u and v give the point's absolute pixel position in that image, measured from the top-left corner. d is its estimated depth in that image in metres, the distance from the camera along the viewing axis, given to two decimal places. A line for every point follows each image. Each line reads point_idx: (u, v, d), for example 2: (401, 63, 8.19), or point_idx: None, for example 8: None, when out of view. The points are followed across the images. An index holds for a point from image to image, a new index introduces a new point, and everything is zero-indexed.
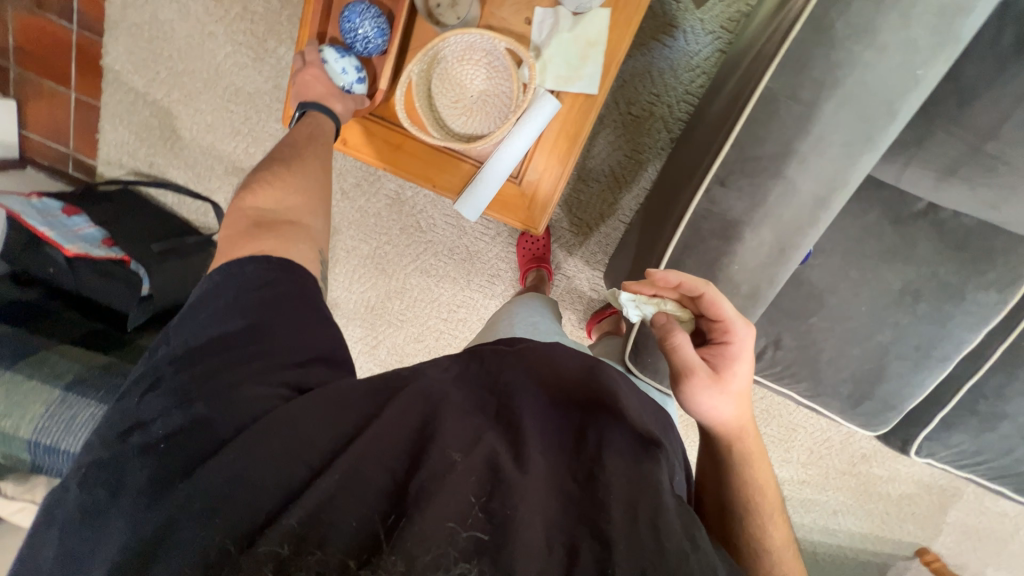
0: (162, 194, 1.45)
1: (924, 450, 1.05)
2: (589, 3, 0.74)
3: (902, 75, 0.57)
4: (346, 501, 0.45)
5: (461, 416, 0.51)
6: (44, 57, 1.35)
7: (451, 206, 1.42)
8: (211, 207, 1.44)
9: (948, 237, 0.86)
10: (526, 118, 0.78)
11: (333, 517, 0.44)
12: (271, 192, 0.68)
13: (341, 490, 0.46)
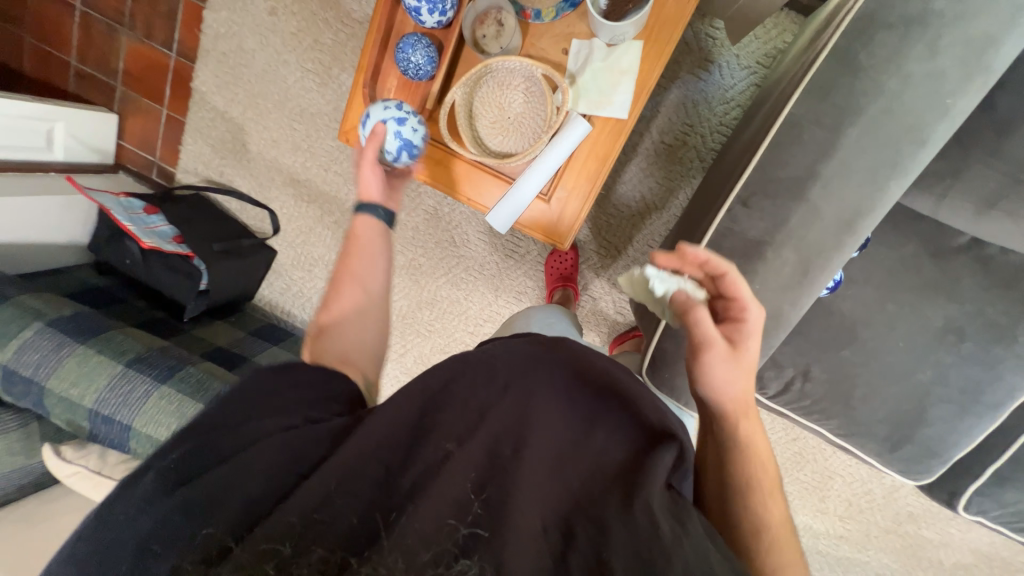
0: (227, 200, 1.61)
1: (974, 506, 0.97)
2: (622, 36, 0.79)
3: (930, 104, 0.58)
4: (347, 495, 0.47)
5: (447, 416, 0.55)
6: (145, 79, 1.56)
7: (485, 224, 1.48)
8: (268, 213, 1.59)
9: (995, 274, 0.82)
10: (558, 139, 0.83)
11: (336, 511, 0.46)
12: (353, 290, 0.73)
13: (342, 484, 0.48)
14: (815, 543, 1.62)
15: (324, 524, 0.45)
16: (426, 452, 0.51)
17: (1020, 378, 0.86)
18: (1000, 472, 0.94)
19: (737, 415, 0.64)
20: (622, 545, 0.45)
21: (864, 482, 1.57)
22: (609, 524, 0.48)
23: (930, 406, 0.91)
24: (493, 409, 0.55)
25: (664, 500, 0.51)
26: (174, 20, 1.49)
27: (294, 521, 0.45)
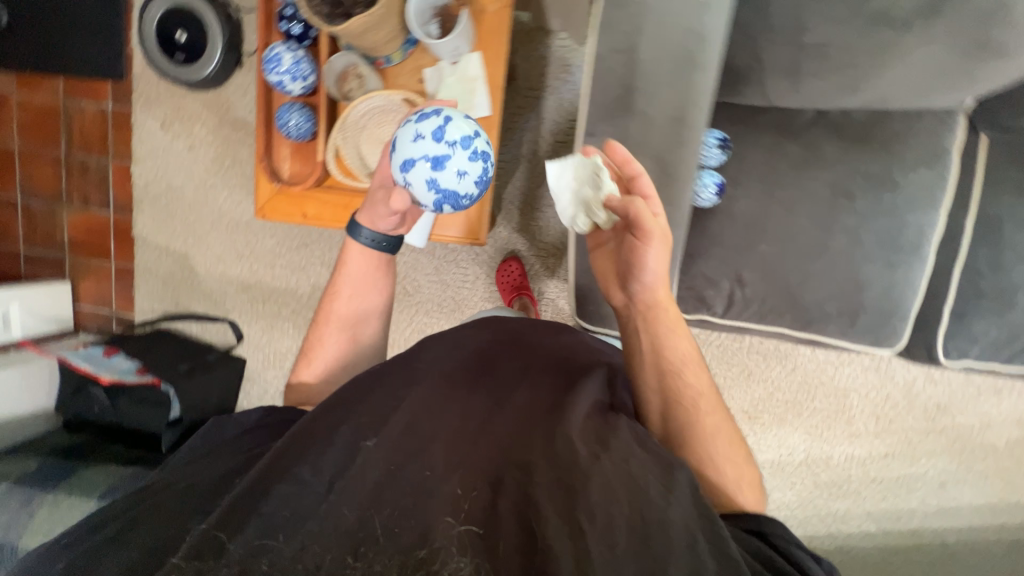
0: (187, 326, 1.66)
1: (954, 351, 0.97)
2: (460, 51, 0.91)
3: (694, 6, 0.69)
4: (298, 503, 0.55)
5: (365, 427, 0.63)
6: (91, 242, 1.67)
7: (430, 265, 1.54)
8: (228, 325, 1.64)
9: (850, 134, 0.91)
10: None
11: (292, 519, 0.53)
12: (352, 301, 0.86)
13: (290, 497, 0.55)
14: (868, 473, 1.58)
15: (284, 532, 0.52)
16: (346, 454, 0.60)
17: (918, 213, 0.92)
18: (956, 309, 0.95)
19: (659, 306, 0.74)
20: (547, 479, 0.58)
21: (885, 393, 1.53)
22: (533, 462, 0.60)
23: (859, 267, 0.94)
24: (410, 411, 0.65)
25: (579, 433, 0.63)
26: (108, 183, 1.63)
27: (263, 536, 0.51)
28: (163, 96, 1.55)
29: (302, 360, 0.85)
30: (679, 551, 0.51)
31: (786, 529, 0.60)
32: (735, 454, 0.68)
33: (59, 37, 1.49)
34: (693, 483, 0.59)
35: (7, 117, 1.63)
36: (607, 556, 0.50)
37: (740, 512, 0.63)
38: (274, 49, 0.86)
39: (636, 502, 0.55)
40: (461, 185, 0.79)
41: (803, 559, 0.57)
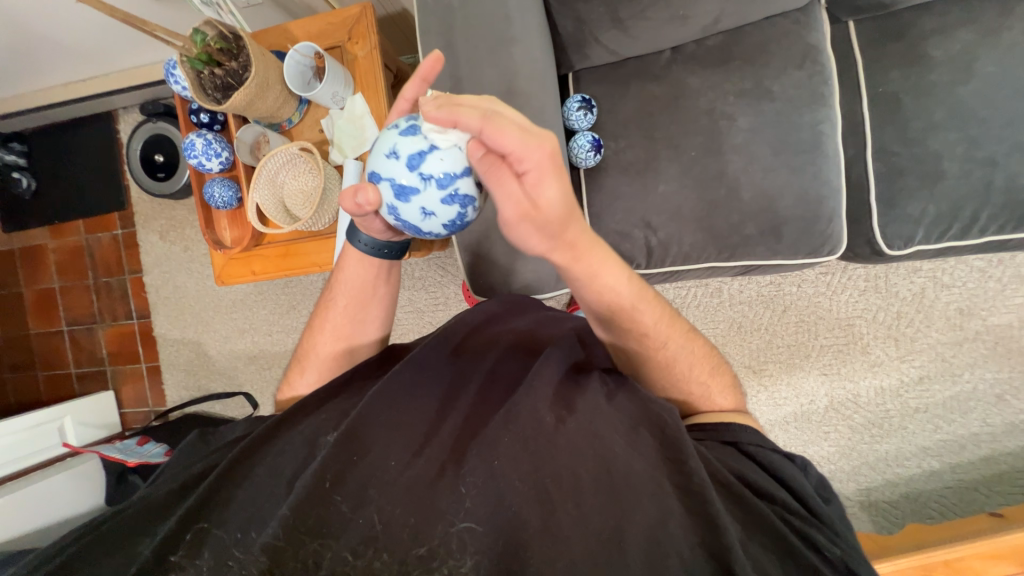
0: (210, 406, 1.71)
1: (896, 237, 0.93)
2: (344, 95, 1.03)
3: None
4: (260, 504, 0.53)
5: (327, 423, 0.60)
6: (124, 348, 1.75)
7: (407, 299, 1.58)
8: (243, 397, 1.66)
9: (707, 62, 0.96)
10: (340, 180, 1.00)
11: (256, 515, 0.52)
12: (345, 316, 0.76)
13: (254, 494, 0.54)
14: (908, 405, 1.37)
15: (252, 537, 0.50)
16: (305, 454, 0.57)
17: (805, 112, 0.94)
18: (882, 195, 0.93)
19: (579, 244, 0.52)
20: (517, 446, 0.53)
21: (894, 311, 1.37)
22: (503, 433, 0.55)
23: (762, 179, 0.94)
24: (367, 404, 0.58)
25: (543, 395, 0.58)
26: (128, 296, 1.73)
27: (232, 549, 0.50)
28: (157, 212, 1.67)
29: (295, 367, 0.77)
30: (647, 498, 0.49)
31: (753, 433, 0.62)
32: (694, 364, 0.69)
33: (69, 184, 1.67)
34: (659, 427, 0.55)
35: (43, 259, 1.75)
36: (576, 513, 0.49)
37: (713, 426, 0.63)
38: (190, 138, 1.01)
39: (601, 457, 0.52)
40: (425, 224, 0.59)
41: (770, 458, 0.59)
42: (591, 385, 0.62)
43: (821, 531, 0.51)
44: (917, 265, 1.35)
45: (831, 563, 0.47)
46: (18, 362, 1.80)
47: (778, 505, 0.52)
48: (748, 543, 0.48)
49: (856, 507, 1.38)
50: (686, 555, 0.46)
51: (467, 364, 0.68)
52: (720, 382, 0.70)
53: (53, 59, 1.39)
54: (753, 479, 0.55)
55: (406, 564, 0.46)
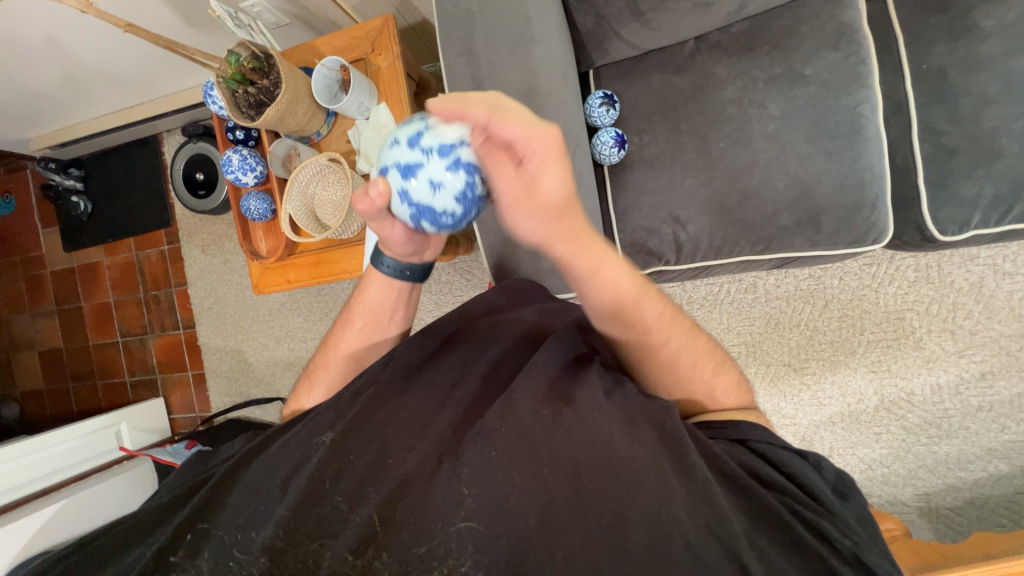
0: (252, 411, 1.77)
1: (948, 222, 0.87)
2: (369, 105, 1.06)
3: None
4: (253, 508, 0.53)
5: (322, 421, 0.60)
6: (172, 358, 1.84)
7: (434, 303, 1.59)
8: (282, 402, 1.72)
9: (734, 50, 0.94)
10: None
11: (255, 516, 0.52)
12: (362, 331, 0.76)
13: (249, 494, 0.54)
14: (969, 403, 1.27)
15: (251, 537, 0.51)
16: (304, 452, 0.57)
17: (843, 95, 0.90)
18: (931, 177, 0.88)
19: (575, 236, 0.53)
20: (513, 439, 0.52)
21: (949, 303, 1.28)
22: (499, 424, 0.54)
23: (797, 168, 0.90)
24: (364, 405, 0.60)
25: (536, 391, 0.57)
26: (175, 308, 1.82)
27: (232, 549, 0.50)
28: (199, 228, 1.76)
29: (305, 382, 0.76)
30: (648, 484, 0.50)
31: (764, 430, 0.59)
32: (698, 366, 0.65)
33: (122, 205, 1.79)
34: (660, 424, 0.54)
35: (99, 276, 1.87)
36: (576, 500, 0.49)
37: (717, 422, 0.61)
38: (227, 154, 1.06)
39: (600, 445, 0.52)
40: (436, 201, 0.60)
41: (781, 456, 0.57)
42: (593, 368, 0.61)
43: (833, 523, 0.51)
44: (974, 253, 1.26)
45: (841, 555, 0.48)
46: (79, 372, 1.92)
47: (784, 496, 0.52)
48: (753, 533, 0.49)
49: (915, 514, 1.28)
50: (690, 538, 0.47)
51: (462, 358, 0.66)
52: (724, 380, 0.66)
53: (105, 88, 1.48)
54: (765, 475, 0.54)
55: (406, 564, 0.46)
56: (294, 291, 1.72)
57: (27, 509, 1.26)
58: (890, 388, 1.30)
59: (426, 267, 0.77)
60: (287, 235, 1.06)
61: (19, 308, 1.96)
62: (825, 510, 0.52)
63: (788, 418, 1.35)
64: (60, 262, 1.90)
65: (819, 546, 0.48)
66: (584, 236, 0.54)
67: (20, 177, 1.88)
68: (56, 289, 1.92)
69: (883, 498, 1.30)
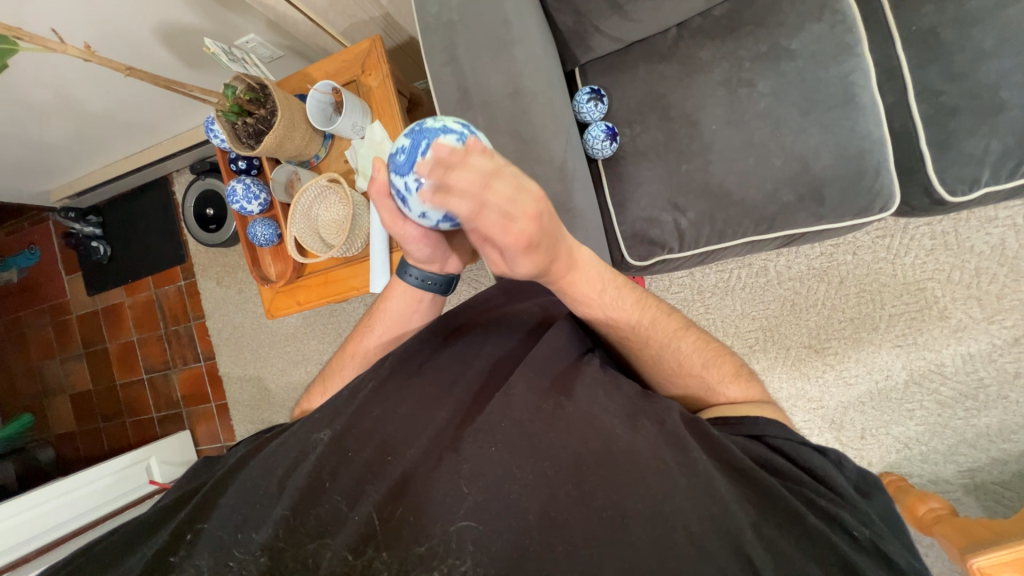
0: None
1: (954, 182, 0.86)
2: (362, 124, 1.08)
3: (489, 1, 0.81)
4: (252, 506, 0.53)
5: (319, 421, 0.61)
6: (194, 390, 1.87)
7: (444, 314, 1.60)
8: None
9: (718, 34, 0.94)
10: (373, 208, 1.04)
11: (252, 515, 0.52)
12: (374, 330, 0.77)
13: (246, 493, 0.55)
14: (1005, 370, 1.21)
15: (251, 537, 0.51)
16: (305, 451, 0.57)
17: (832, 65, 0.89)
18: (934, 138, 0.86)
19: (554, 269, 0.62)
20: (513, 433, 0.53)
21: (971, 269, 1.23)
22: (500, 418, 0.55)
23: (793, 142, 0.89)
24: (363, 401, 0.61)
25: (536, 385, 0.58)
26: (195, 341, 1.87)
27: (232, 549, 0.50)
28: (212, 261, 1.81)
29: (318, 385, 0.78)
30: (651, 475, 0.50)
31: (779, 426, 0.58)
32: (683, 362, 0.68)
33: (139, 245, 1.86)
34: (660, 418, 0.56)
35: (122, 316, 1.94)
36: (575, 493, 0.49)
37: (733, 419, 0.60)
38: (232, 184, 1.09)
39: (599, 435, 0.53)
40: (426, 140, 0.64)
41: (806, 454, 0.55)
42: (592, 363, 0.64)
43: (852, 513, 0.50)
44: (991, 214, 1.22)
45: (858, 544, 0.47)
46: (109, 411, 1.98)
47: (798, 486, 0.51)
48: (760, 524, 0.48)
49: (960, 492, 1.22)
50: (693, 530, 0.46)
51: (459, 351, 0.67)
52: (719, 372, 0.67)
53: (115, 134, 1.55)
54: (778, 464, 0.53)
55: (406, 565, 0.45)
56: (307, 314, 1.74)
57: (64, 550, 1.27)
58: (918, 361, 1.25)
59: (450, 279, 0.76)
60: (295, 258, 1.09)
61: (49, 353, 2.03)
62: (844, 501, 0.51)
63: (814, 401, 1.31)
64: (85, 306, 1.97)
65: (836, 536, 0.47)
66: (566, 258, 0.61)
67: (43, 228, 1.97)
68: (83, 332, 1.98)
69: (925, 477, 1.25)
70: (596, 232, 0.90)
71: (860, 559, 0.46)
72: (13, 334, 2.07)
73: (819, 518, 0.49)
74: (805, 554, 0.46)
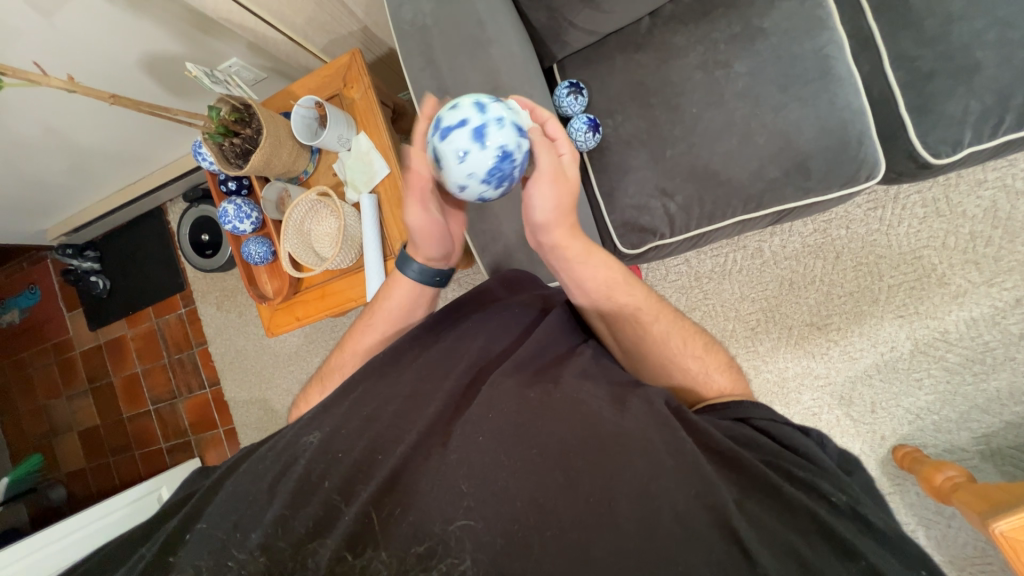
0: None
1: (936, 144, 0.87)
2: (348, 136, 1.09)
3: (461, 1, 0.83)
4: (242, 511, 0.53)
5: (310, 423, 0.61)
6: (201, 417, 1.86)
7: None
8: None
9: (691, 19, 0.96)
10: (365, 219, 1.06)
11: (244, 519, 0.52)
12: (368, 331, 0.78)
13: (236, 499, 0.54)
14: (1010, 332, 1.19)
15: (242, 541, 0.50)
16: (295, 452, 0.57)
17: (806, 40, 0.90)
18: (913, 104, 0.87)
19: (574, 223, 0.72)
20: (501, 423, 0.53)
21: (966, 233, 1.23)
22: (488, 410, 0.55)
23: (774, 119, 0.89)
24: (354, 401, 0.61)
25: (524, 378, 0.60)
26: (199, 367, 1.86)
27: (231, 550, 0.49)
28: (212, 286, 1.82)
29: (312, 386, 0.78)
30: (637, 457, 0.50)
31: (764, 409, 0.63)
32: (688, 337, 0.72)
33: (139, 277, 1.87)
34: (649, 401, 0.58)
35: (125, 349, 1.94)
36: (562, 477, 0.49)
37: (721, 405, 0.64)
38: (224, 206, 1.10)
39: (586, 420, 0.54)
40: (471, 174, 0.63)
41: (785, 432, 0.59)
42: (583, 353, 0.66)
43: (833, 484, 0.53)
44: (980, 175, 1.22)
45: (838, 509, 0.50)
46: (117, 446, 1.96)
47: (780, 463, 0.54)
48: (744, 502, 0.50)
49: (977, 459, 1.20)
50: (680, 509, 0.47)
51: (445, 346, 0.67)
52: (714, 359, 0.71)
53: (108, 168, 1.57)
54: (761, 442, 0.57)
55: (405, 564, 0.45)
56: (309, 332, 1.74)
57: None
58: (921, 329, 1.24)
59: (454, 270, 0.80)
60: (291, 274, 1.08)
61: (55, 393, 2.02)
62: (824, 473, 0.55)
63: (821, 377, 1.30)
64: (88, 342, 1.97)
65: (816, 505, 0.50)
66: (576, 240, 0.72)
67: (42, 267, 1.99)
68: (88, 368, 1.98)
69: (940, 447, 1.23)
70: (586, 224, 0.91)
71: (842, 525, 0.49)
72: (19, 376, 2.08)
73: (797, 488, 0.52)
74: (791, 527, 0.48)
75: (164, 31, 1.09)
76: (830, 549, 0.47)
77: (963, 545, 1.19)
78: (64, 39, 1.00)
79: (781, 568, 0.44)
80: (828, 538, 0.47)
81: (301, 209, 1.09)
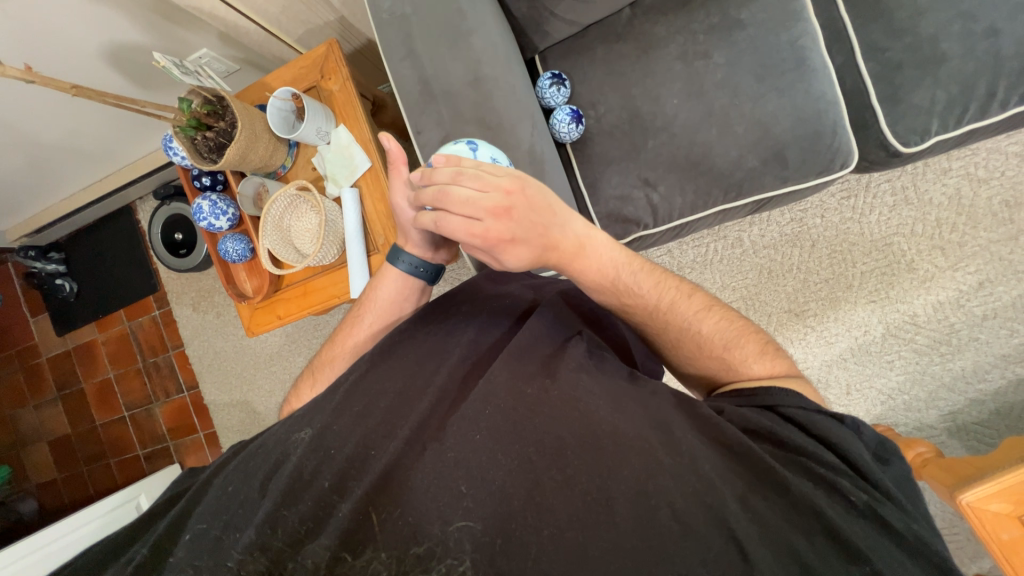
0: None
1: (905, 133, 0.90)
2: (327, 129, 1.07)
3: None
4: (233, 512, 0.52)
5: (300, 421, 0.60)
6: (179, 421, 1.80)
7: None
8: None
9: (670, 11, 0.96)
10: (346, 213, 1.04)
11: (236, 520, 0.51)
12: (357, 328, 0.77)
13: (227, 500, 0.53)
14: (973, 314, 1.25)
15: (234, 542, 0.49)
16: (285, 450, 0.56)
17: (782, 31, 0.92)
18: (883, 94, 0.90)
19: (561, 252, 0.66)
20: (498, 420, 0.54)
21: (933, 220, 1.28)
22: (484, 405, 0.55)
23: (752, 109, 0.91)
24: (343, 399, 0.60)
25: (520, 371, 0.59)
26: (176, 370, 1.80)
27: (224, 552, 0.49)
28: (187, 286, 1.76)
29: (303, 383, 0.77)
30: (634, 455, 0.51)
31: (795, 396, 0.60)
32: (706, 342, 0.70)
33: (108, 279, 1.79)
34: (644, 403, 0.57)
35: (95, 354, 1.86)
36: (560, 478, 0.49)
37: (748, 391, 0.63)
38: (197, 202, 1.07)
39: (580, 418, 0.54)
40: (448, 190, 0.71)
41: (811, 419, 0.58)
42: (577, 347, 0.65)
43: (852, 480, 0.52)
44: (945, 164, 1.27)
45: (855, 509, 0.50)
46: (91, 454, 1.89)
47: (799, 457, 0.54)
48: (748, 497, 0.50)
49: (944, 435, 1.26)
50: (678, 506, 0.48)
51: (436, 340, 0.67)
52: (745, 349, 0.68)
53: (72, 164, 1.50)
54: (783, 436, 0.56)
55: (404, 564, 0.44)
56: (290, 331, 1.70)
57: None
58: (891, 313, 1.29)
59: (439, 269, 0.82)
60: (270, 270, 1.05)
61: (22, 402, 1.93)
62: (849, 470, 0.53)
63: (799, 362, 1.34)
64: (56, 348, 1.89)
65: (824, 501, 0.50)
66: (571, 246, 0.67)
67: (4, 271, 1.89)
68: (56, 375, 1.90)
69: (910, 425, 1.28)
70: None
71: (846, 524, 0.49)
72: None
73: (811, 484, 0.52)
74: (791, 523, 0.48)
75: (129, 20, 1.04)
76: (833, 550, 0.47)
77: (933, 518, 1.25)
78: (20, 28, 0.95)
79: (780, 568, 0.45)
80: (830, 539, 0.48)
81: (281, 204, 1.06)
